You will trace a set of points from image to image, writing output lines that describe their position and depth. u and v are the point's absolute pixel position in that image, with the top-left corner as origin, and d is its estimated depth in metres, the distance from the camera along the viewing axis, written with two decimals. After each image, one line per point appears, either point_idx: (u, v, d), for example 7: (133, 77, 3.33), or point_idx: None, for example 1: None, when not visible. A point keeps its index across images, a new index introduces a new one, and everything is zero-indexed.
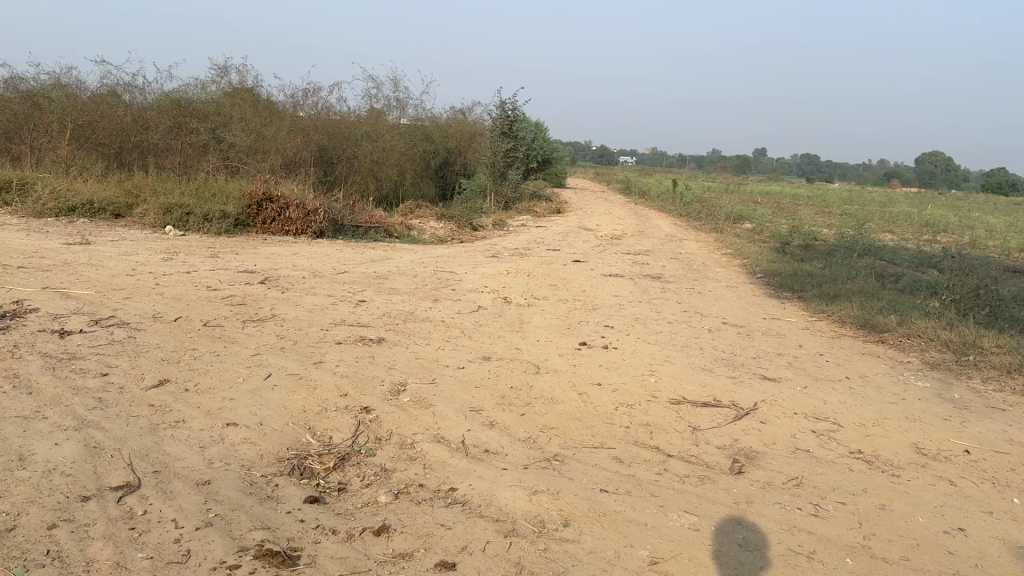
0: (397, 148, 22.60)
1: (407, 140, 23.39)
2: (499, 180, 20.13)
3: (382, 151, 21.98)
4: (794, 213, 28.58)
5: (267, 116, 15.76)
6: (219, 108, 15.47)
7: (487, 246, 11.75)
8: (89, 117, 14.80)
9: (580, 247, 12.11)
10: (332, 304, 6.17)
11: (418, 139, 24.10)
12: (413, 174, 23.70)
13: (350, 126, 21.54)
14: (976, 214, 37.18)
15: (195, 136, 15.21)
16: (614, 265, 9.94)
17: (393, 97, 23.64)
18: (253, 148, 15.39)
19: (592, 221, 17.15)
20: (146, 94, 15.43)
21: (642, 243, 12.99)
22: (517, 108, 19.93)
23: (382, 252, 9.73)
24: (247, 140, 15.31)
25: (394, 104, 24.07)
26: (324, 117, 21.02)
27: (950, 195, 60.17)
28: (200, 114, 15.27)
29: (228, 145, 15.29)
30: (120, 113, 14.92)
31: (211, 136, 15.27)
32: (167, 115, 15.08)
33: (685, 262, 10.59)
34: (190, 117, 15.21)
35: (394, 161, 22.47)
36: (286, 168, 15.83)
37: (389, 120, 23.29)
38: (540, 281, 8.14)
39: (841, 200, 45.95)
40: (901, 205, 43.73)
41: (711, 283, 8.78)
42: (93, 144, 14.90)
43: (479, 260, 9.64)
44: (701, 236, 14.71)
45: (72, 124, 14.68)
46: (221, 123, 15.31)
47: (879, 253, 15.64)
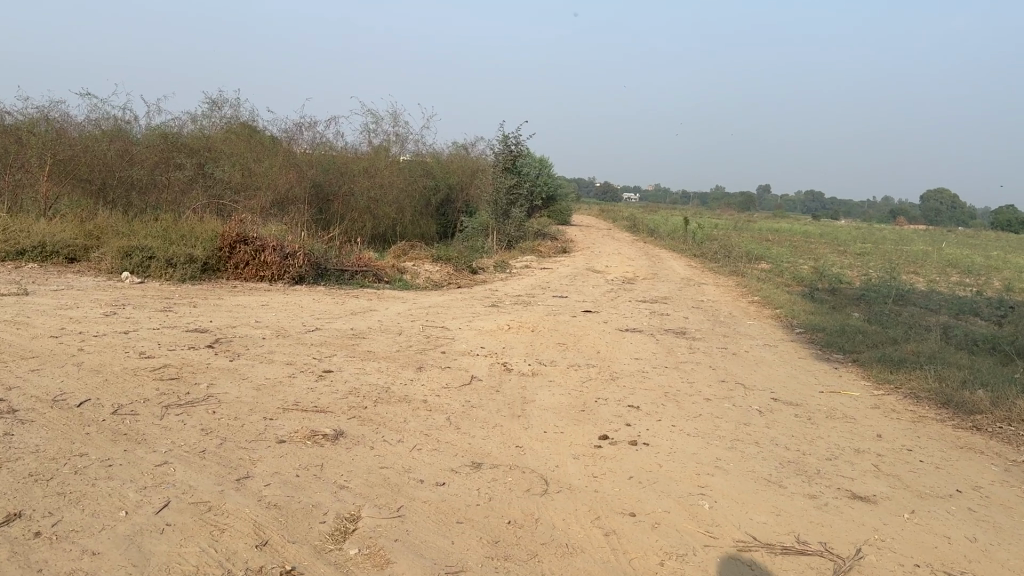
0: (396, 184, 21.60)
1: (406, 176, 22.37)
2: (502, 218, 19.05)
3: (380, 187, 21.01)
4: (809, 253, 27.45)
5: (260, 150, 14.83)
6: (209, 145, 14.60)
7: (487, 292, 10.59)
8: (71, 151, 13.40)
9: (589, 293, 10.95)
10: (284, 379, 4.94)
11: (419, 175, 23.11)
12: (412, 211, 22.65)
13: (346, 161, 20.58)
14: (991, 253, 36.12)
15: (178, 171, 14.15)
16: (630, 316, 8.77)
17: (392, 131, 22.66)
18: (241, 186, 14.41)
19: (601, 261, 15.99)
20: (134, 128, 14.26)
21: (657, 289, 11.82)
22: (521, 143, 18.92)
23: (366, 300, 8.57)
24: (235, 176, 14.32)
25: (394, 138, 23.10)
26: (320, 152, 20.00)
27: (961, 233, 59.10)
28: (187, 148, 14.30)
29: (216, 181, 14.30)
30: (104, 146, 13.57)
31: (195, 171, 14.21)
32: (153, 149, 13.97)
33: (710, 313, 9.38)
34: (176, 150, 14.16)
35: (393, 198, 21.46)
36: (277, 207, 14.90)
37: (390, 155, 22.32)
38: (545, 340, 6.94)
39: (852, 237, 44.93)
40: (913, 243, 42.61)
41: (743, 339, 7.59)
42: (75, 180, 13.55)
43: (476, 310, 8.47)
44: (720, 279, 13.53)
45: (51, 159, 13.26)
46: (210, 157, 14.35)
47: (914, 299, 14.43)
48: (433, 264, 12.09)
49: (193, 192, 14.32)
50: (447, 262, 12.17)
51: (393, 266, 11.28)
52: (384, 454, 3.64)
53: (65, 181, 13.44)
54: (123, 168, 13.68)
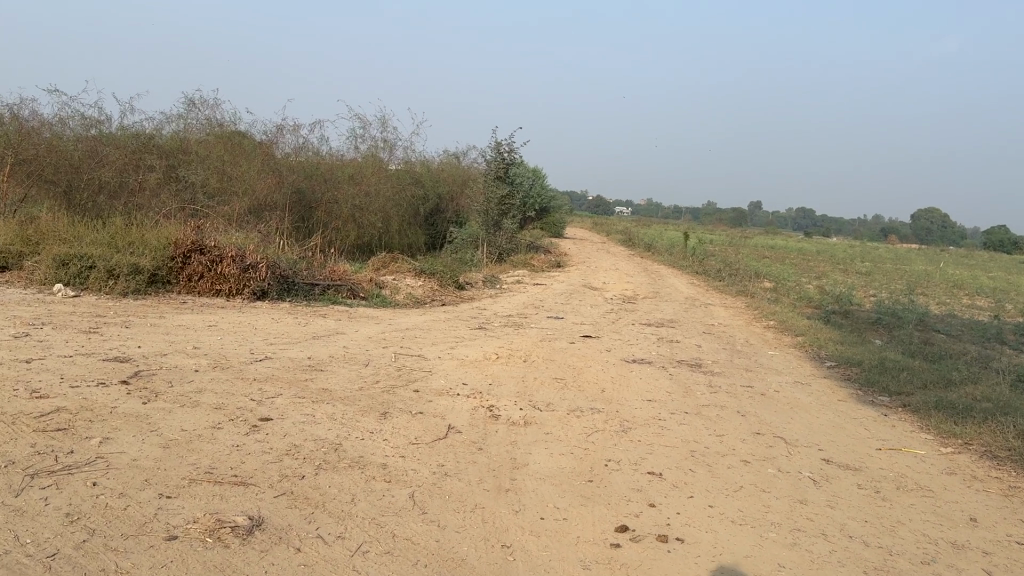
0: (382, 192, 20.59)
1: (393, 185, 21.33)
2: (492, 229, 17.99)
3: (365, 195, 20.03)
4: (810, 271, 26.51)
5: (237, 153, 13.98)
6: (185, 147, 13.62)
7: (473, 311, 9.50)
8: (33, 151, 12.11)
9: (587, 314, 9.89)
10: (202, 433, 3.82)
11: (407, 184, 22.08)
12: (399, 221, 21.61)
13: (329, 168, 19.63)
14: (991, 274, 35.32)
15: (148, 173, 12.95)
16: (636, 342, 7.69)
17: (380, 137, 21.65)
18: (215, 191, 13.49)
19: (598, 278, 14.95)
20: (105, 130, 13.07)
21: (661, 310, 10.78)
22: (514, 150, 17.90)
23: (333, 321, 7.48)
24: (211, 180, 13.38)
25: (382, 145, 22.09)
26: (302, 158, 18.95)
27: (957, 252, 58.55)
28: (161, 150, 13.27)
29: (189, 185, 13.26)
30: (71, 146, 12.40)
31: (165, 173, 13.15)
32: (124, 151, 12.85)
33: (724, 340, 8.33)
34: (147, 151, 13.09)
35: (378, 207, 20.43)
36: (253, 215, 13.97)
37: (377, 163, 21.32)
38: (540, 374, 5.85)
39: (847, 256, 44.20)
40: (912, 263, 41.86)
41: (770, 374, 6.53)
42: (35, 180, 12.25)
43: (460, 334, 7.40)
44: (727, 300, 12.50)
45: (14, 158, 12.04)
46: (184, 161, 13.34)
47: (933, 323, 13.44)
48: (416, 278, 11.01)
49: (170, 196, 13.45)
50: (431, 276, 11.07)
51: (371, 280, 10.21)
52: (313, 564, 2.54)
53: (30, 182, 12.23)
54: (92, 169, 12.45)
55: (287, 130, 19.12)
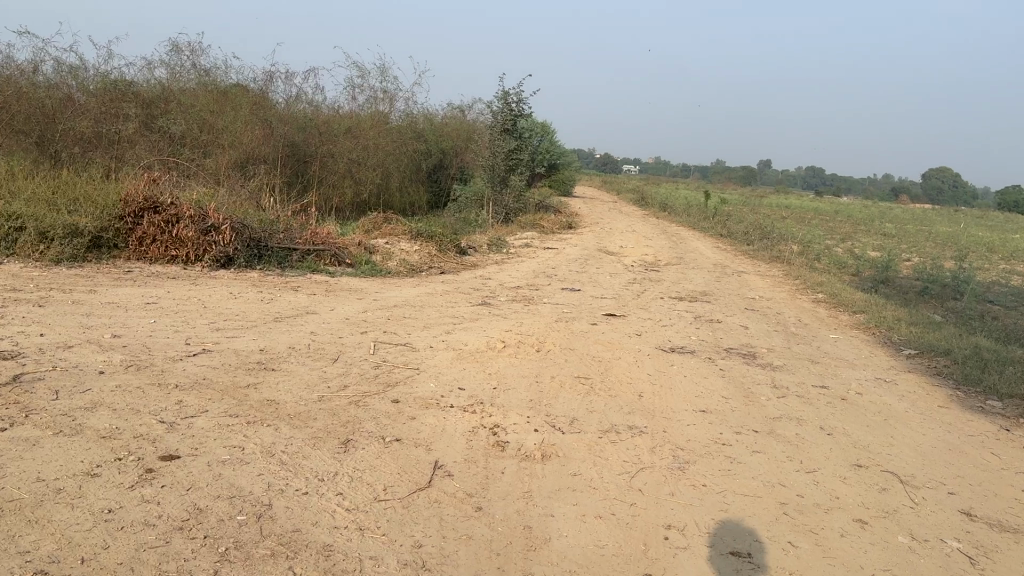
0: (381, 146, 19.22)
1: (393, 138, 19.88)
2: (499, 187, 16.61)
3: (362, 149, 18.68)
4: (833, 232, 25.07)
5: (224, 104, 13.08)
6: (166, 96, 12.72)
7: (474, 281, 8.20)
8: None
9: (607, 285, 8.58)
10: (64, 486, 2.57)
11: (408, 138, 20.64)
12: (399, 177, 20.23)
13: (322, 121, 18.30)
14: (1016, 235, 33.77)
15: (125, 123, 11.78)
16: (670, 324, 6.38)
17: (379, 88, 20.18)
18: (201, 142, 12.67)
19: (613, 241, 13.61)
20: (81, 82, 11.70)
21: (689, 279, 9.45)
22: (523, 100, 16.42)
23: (306, 295, 6.21)
24: (194, 130, 12.55)
25: (381, 95, 20.60)
26: (294, 109, 17.52)
27: (977, 213, 56.75)
28: (140, 98, 12.28)
29: (172, 137, 12.38)
30: (40, 93, 10.86)
31: (144, 126, 12.15)
32: (96, 98, 11.54)
33: (774, 318, 7.02)
34: (125, 99, 12.01)
35: (377, 162, 19.08)
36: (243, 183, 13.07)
37: (375, 115, 19.87)
38: (558, 370, 4.58)
39: (864, 215, 42.67)
40: (932, 224, 40.25)
41: (843, 369, 5.23)
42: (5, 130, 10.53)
43: (458, 313, 6.11)
44: (761, 266, 11.15)
45: None
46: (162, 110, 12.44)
47: (986, 293, 12.10)
48: (412, 242, 9.68)
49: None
50: (429, 239, 9.76)
51: (358, 244, 8.92)
52: None
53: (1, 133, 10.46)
54: (67, 118, 11.00)
55: (278, 78, 17.71)
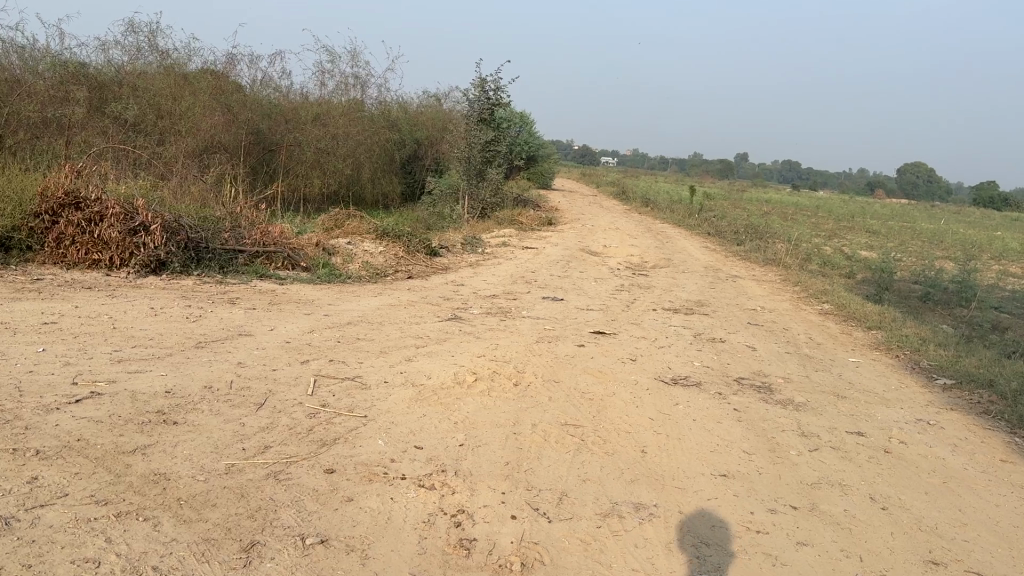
0: (351, 135, 18.24)
1: (365, 127, 18.89)
2: (475, 180, 15.74)
3: (331, 138, 17.72)
4: (818, 229, 24.42)
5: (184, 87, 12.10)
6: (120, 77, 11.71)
7: (444, 289, 7.32)
8: None
9: (593, 293, 7.73)
10: None
11: (380, 127, 19.66)
12: (371, 168, 19.26)
13: (289, 109, 17.32)
14: (996, 233, 33.45)
15: (75, 108, 10.97)
16: (668, 345, 5.55)
17: (351, 74, 19.18)
18: None
19: (596, 240, 12.77)
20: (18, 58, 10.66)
21: (681, 286, 8.62)
22: (501, 89, 15.51)
23: (244, 310, 5.31)
24: None
25: (353, 82, 19.58)
26: (258, 94, 16.49)
27: (955, 209, 56.68)
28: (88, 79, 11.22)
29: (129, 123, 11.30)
30: None
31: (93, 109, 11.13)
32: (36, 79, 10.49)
33: (781, 336, 6.21)
34: (71, 82, 10.95)
35: (347, 152, 18.11)
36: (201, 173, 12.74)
37: (346, 103, 18.88)
38: (540, 415, 3.72)
39: (843, 211, 42.27)
40: (912, 220, 39.86)
41: (877, 408, 4.43)
42: None
43: (423, 333, 5.23)
44: (755, 270, 10.36)
45: None
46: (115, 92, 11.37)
47: (989, 298, 11.42)
48: (377, 242, 8.78)
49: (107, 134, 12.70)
50: (396, 240, 8.86)
51: (315, 245, 8.00)
52: None
53: None
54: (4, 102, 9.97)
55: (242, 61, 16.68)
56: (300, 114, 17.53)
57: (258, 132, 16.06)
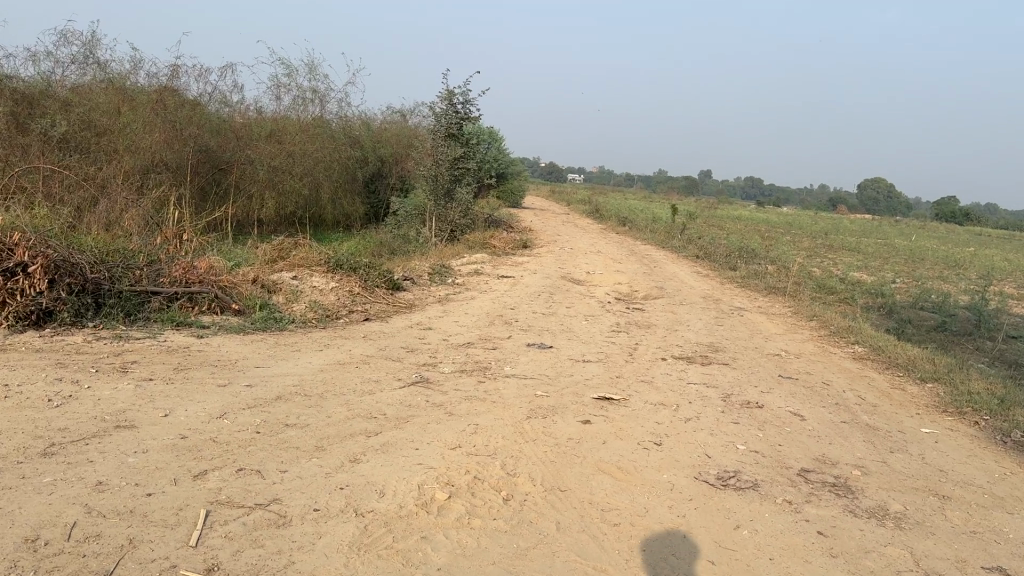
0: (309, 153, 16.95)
1: (325, 144, 17.56)
2: (443, 201, 14.52)
3: (285, 156, 16.45)
4: (798, 248, 23.59)
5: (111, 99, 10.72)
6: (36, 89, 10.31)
7: (408, 335, 6.03)
8: None
9: (586, 335, 6.50)
10: None
11: (341, 144, 18.37)
12: (331, 187, 17.95)
13: (240, 125, 15.99)
14: (969, 249, 33.02)
15: None
16: (696, 416, 4.32)
17: (308, 87, 17.86)
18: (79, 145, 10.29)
19: (578, 266, 11.57)
20: None
21: (684, 323, 7.41)
22: (470, 101, 14.32)
23: (136, 382, 3.98)
24: None
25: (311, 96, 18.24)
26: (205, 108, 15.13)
27: (923, 224, 56.73)
28: None
29: None
30: None
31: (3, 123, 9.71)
32: None
33: (826, 396, 5.03)
34: None
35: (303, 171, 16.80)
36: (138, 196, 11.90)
37: (303, 119, 17.57)
38: (547, 568, 2.47)
39: (814, 228, 41.78)
40: (883, 236, 39.47)
41: (1000, 518, 3.24)
42: None
43: (377, 410, 3.92)
44: (760, 301, 9.23)
45: None
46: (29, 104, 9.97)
47: (1008, 326, 10.44)
48: (328, 275, 7.46)
49: (31, 153, 11.61)
50: (351, 272, 7.56)
51: (251, 284, 6.69)
52: None
53: None
54: None
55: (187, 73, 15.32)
56: (252, 131, 16.21)
57: (208, 149, 14.71)
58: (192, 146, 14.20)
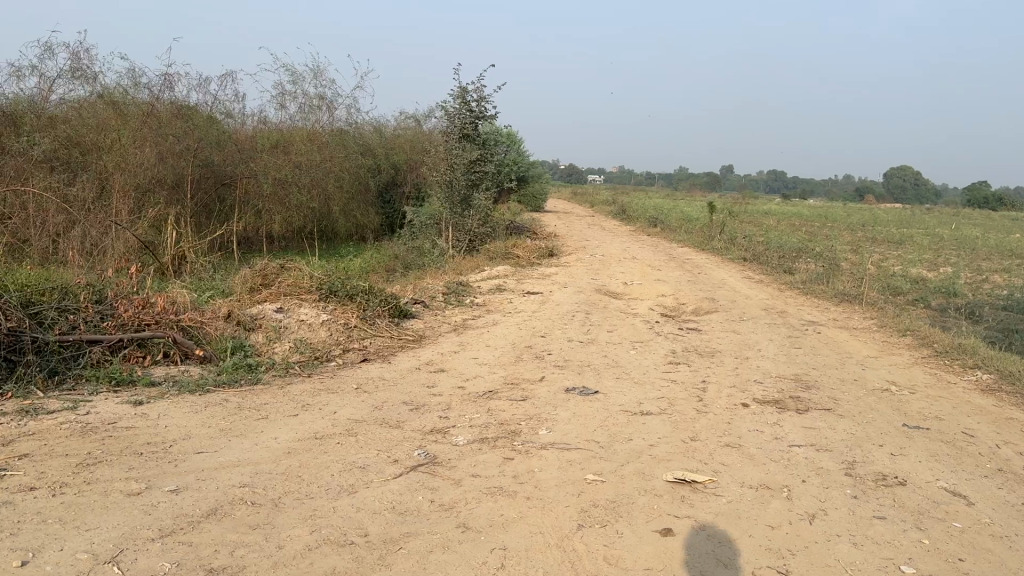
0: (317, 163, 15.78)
1: (335, 153, 16.38)
2: (460, 209, 13.27)
3: (292, 168, 15.29)
4: (840, 242, 22.06)
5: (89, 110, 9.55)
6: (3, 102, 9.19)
7: (414, 383, 4.75)
8: None
9: (638, 370, 5.17)
10: None
11: (352, 152, 17.19)
12: (342, 199, 16.78)
13: (243, 137, 14.85)
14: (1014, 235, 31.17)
15: None
16: (821, 512, 3.00)
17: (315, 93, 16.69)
18: None
19: (613, 276, 10.23)
20: None
21: (753, 347, 6.06)
22: (486, 98, 13.06)
23: (3, 496, 2.72)
24: None
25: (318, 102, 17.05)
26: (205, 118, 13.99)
27: (957, 211, 54.60)
28: None
29: None
30: None
31: None
32: None
33: (980, 461, 3.70)
34: None
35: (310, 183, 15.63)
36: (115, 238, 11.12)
37: (311, 126, 16.40)
38: None
39: (845, 219, 40.03)
40: (920, 225, 37.66)
41: None
42: None
43: (358, 528, 2.65)
44: (832, 312, 7.86)
45: None
46: None
47: None
48: (320, 303, 6.19)
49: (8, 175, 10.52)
50: (347, 300, 6.27)
51: (223, 324, 5.46)
52: None
53: None
54: None
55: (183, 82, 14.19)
56: (256, 143, 15.08)
57: (209, 164, 13.62)
58: (190, 161, 13.10)
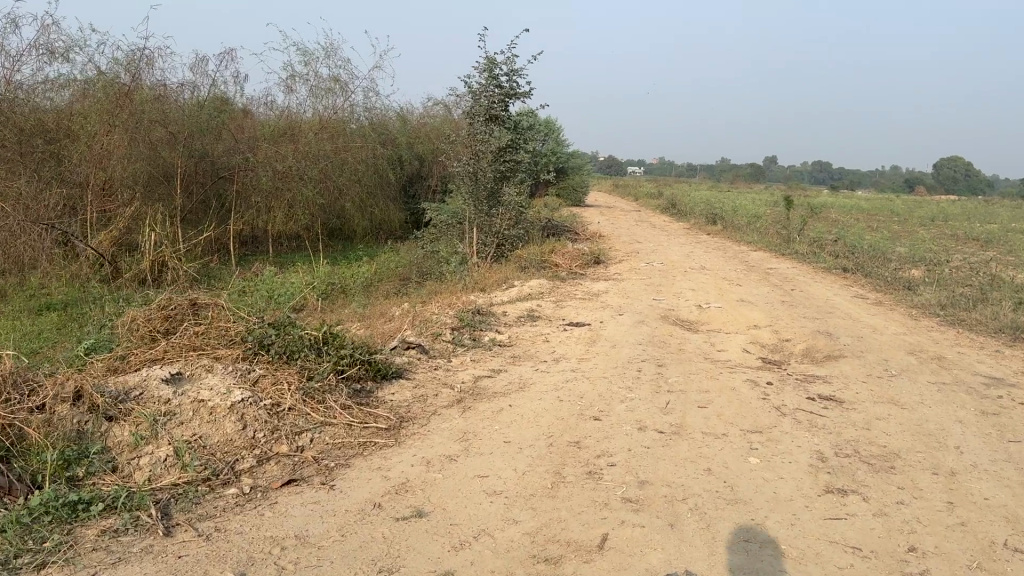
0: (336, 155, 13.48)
1: (353, 143, 14.05)
2: (487, 207, 11.00)
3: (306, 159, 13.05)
4: (924, 240, 19.31)
5: None
6: None
7: (359, 559, 2.46)
8: None
9: (778, 517, 2.82)
10: None
11: (374, 142, 14.96)
12: (363, 197, 14.53)
13: (244, 125, 12.70)
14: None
15: None
16: None
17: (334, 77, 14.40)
18: None
19: (682, 295, 7.87)
20: None
21: (948, 447, 3.67)
22: (520, 74, 10.72)
23: None
24: None
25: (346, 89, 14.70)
26: (197, 103, 11.84)
27: (1023, 203, 50.81)
28: None
29: None
30: None
31: None
32: None
33: None
34: None
35: (325, 181, 13.39)
36: (58, 250, 9.21)
37: (330, 113, 14.06)
38: None
39: (907, 212, 36.95)
40: (990, 218, 34.45)
41: None
42: None
43: None
44: (1014, 363, 5.41)
45: None
46: None
47: None
48: (239, 364, 3.87)
49: None
50: (284, 356, 3.94)
51: (60, 425, 3.24)
52: None
53: None
54: None
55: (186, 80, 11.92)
56: (259, 132, 12.93)
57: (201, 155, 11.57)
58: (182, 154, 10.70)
